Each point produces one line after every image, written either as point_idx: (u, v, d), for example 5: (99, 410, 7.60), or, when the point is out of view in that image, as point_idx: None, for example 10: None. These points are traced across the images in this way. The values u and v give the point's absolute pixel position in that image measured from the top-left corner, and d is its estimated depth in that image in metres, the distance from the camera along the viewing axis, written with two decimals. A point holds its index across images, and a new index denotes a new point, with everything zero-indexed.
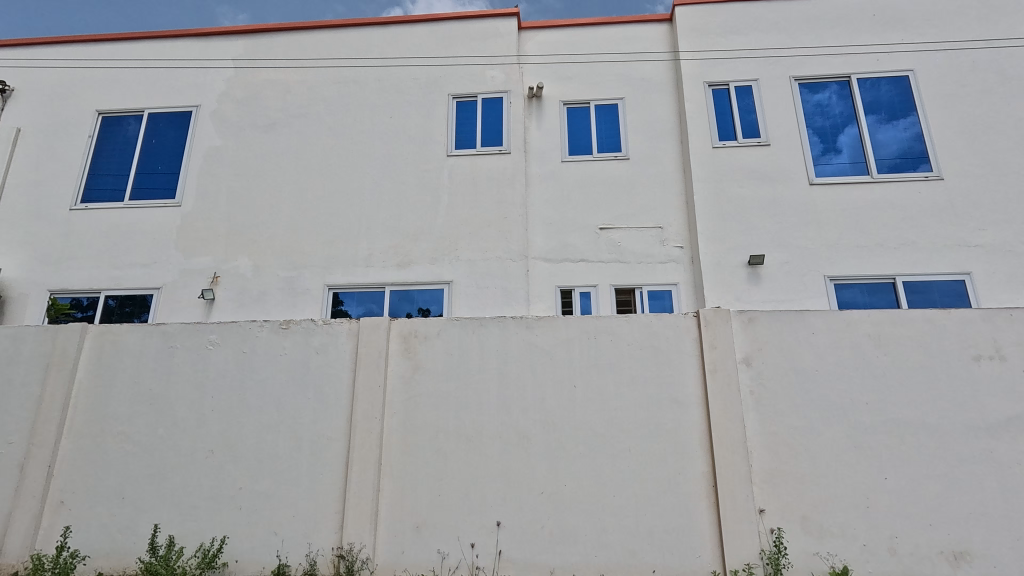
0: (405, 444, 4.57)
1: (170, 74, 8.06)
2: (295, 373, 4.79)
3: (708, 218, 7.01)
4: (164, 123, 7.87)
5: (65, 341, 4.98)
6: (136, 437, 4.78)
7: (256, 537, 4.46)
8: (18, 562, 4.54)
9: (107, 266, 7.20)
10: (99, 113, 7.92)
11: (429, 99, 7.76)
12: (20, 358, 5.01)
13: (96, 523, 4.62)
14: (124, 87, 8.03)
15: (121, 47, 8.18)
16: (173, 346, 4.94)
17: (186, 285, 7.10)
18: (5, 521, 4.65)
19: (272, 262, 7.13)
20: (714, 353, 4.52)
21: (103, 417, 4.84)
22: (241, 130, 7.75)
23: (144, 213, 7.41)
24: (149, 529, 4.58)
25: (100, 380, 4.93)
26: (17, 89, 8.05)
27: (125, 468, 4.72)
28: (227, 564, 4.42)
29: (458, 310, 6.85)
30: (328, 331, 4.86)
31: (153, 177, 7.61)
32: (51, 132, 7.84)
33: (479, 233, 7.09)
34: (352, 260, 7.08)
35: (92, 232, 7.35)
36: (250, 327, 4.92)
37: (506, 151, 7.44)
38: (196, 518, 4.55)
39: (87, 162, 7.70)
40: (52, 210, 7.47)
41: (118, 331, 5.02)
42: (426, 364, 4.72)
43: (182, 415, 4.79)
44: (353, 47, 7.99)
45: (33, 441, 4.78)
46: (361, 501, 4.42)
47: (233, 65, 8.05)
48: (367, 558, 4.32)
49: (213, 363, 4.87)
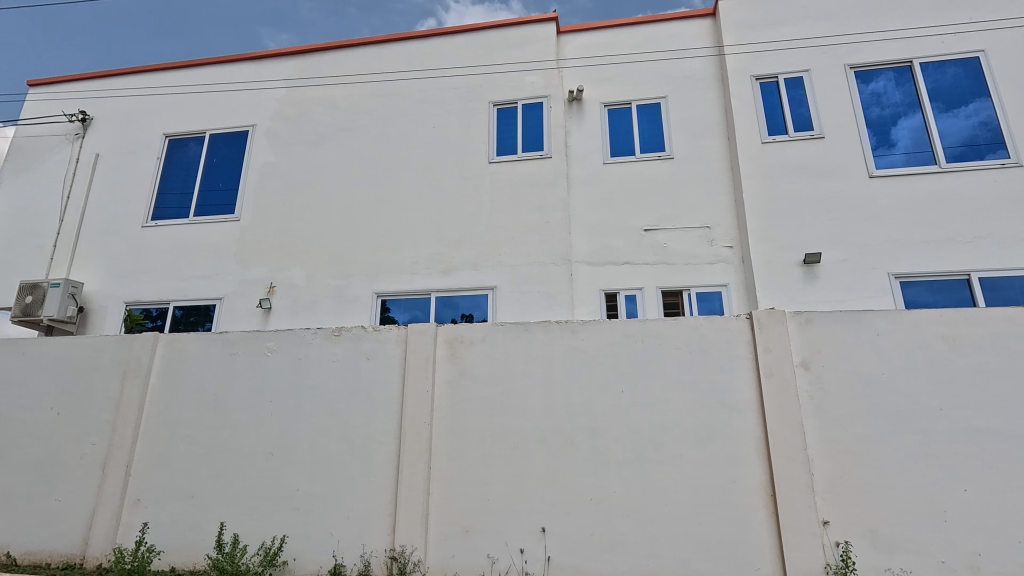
0: (452, 448, 4.63)
1: (227, 97, 8.55)
2: (346, 379, 4.95)
3: (757, 217, 6.75)
4: (223, 143, 8.35)
5: (139, 350, 5.36)
6: (202, 439, 5.06)
7: (314, 536, 4.62)
8: (101, 555, 4.90)
9: (174, 279, 7.67)
10: (166, 136, 8.50)
11: (470, 107, 7.87)
12: (100, 365, 5.42)
13: (169, 520, 4.91)
14: (188, 111, 8.58)
15: (184, 74, 8.75)
16: (234, 353, 5.22)
17: (244, 295, 7.47)
18: (89, 517, 5.03)
19: (323, 271, 7.41)
20: (768, 356, 4.34)
21: (172, 420, 5.16)
22: (293, 146, 8.11)
23: (206, 228, 7.86)
24: (215, 527, 4.83)
25: (168, 385, 5.26)
26: (96, 118, 8.74)
27: (192, 468, 5.00)
28: (287, 562, 4.59)
29: (502, 315, 6.89)
30: (377, 337, 5.00)
31: (215, 194, 8.08)
32: (125, 155, 8.47)
33: (521, 238, 7.12)
34: (398, 267, 7.26)
35: (160, 247, 7.86)
36: (304, 334, 5.12)
37: (547, 156, 7.44)
38: (258, 517, 4.76)
39: (156, 183, 8.26)
40: (126, 227, 8.04)
41: (185, 340, 5.35)
42: (471, 368, 4.78)
43: (242, 419, 5.04)
44: (394, 61, 8.22)
45: (114, 442, 5.16)
46: (411, 507, 4.50)
47: (285, 85, 8.45)
48: (418, 560, 4.39)
49: (271, 369, 5.11)
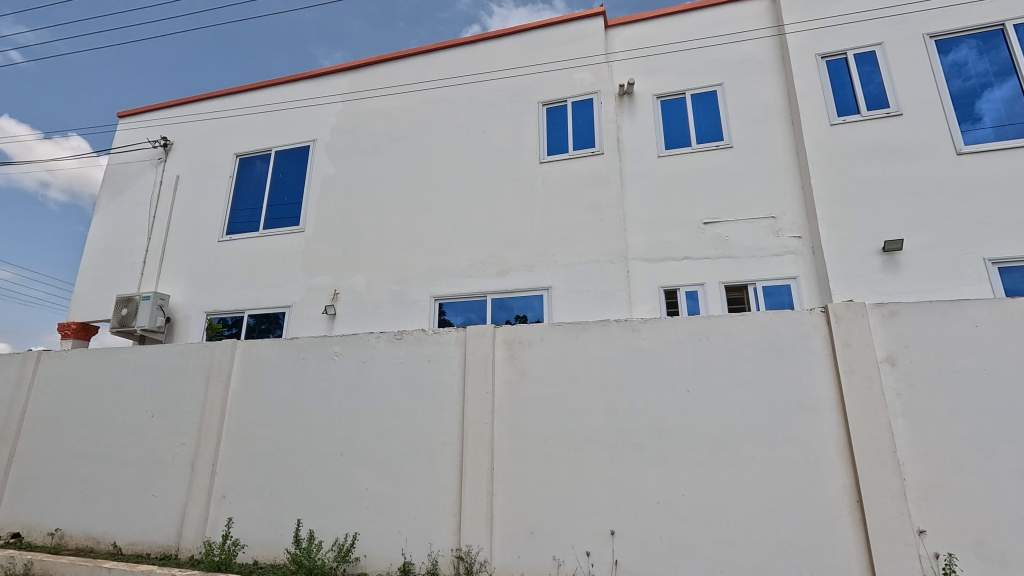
0: (514, 449, 4.63)
1: (289, 115, 9.02)
2: (408, 381, 5.08)
3: (828, 203, 6.34)
4: (287, 159, 8.81)
5: (221, 356, 5.75)
6: (278, 439, 5.34)
7: (384, 534, 4.76)
8: (193, 548, 5.27)
9: (248, 289, 8.17)
10: (237, 156, 9.08)
11: (519, 109, 7.89)
12: (187, 370, 5.85)
13: (251, 515, 5.22)
14: (255, 130, 9.12)
15: (251, 96, 9.31)
16: (304, 358, 5.48)
17: (311, 302, 7.84)
18: (182, 511, 5.43)
19: (383, 277, 7.65)
20: (848, 352, 4.05)
21: (251, 422, 5.48)
22: (351, 157, 8.43)
23: (275, 240, 8.32)
24: (293, 523, 5.08)
25: (247, 388, 5.59)
26: (175, 142, 9.46)
27: (270, 467, 5.29)
28: (359, 559, 4.75)
29: (558, 315, 6.85)
30: (437, 340, 5.10)
31: (282, 208, 8.54)
32: (202, 175, 9.11)
33: (575, 237, 7.05)
34: (454, 271, 7.38)
35: (234, 259, 8.40)
36: (369, 338, 5.31)
37: (599, 152, 7.33)
38: (331, 515, 4.97)
39: (229, 200, 8.84)
40: (204, 242, 8.65)
41: (260, 346, 5.67)
42: (530, 369, 4.77)
43: (314, 420, 5.28)
44: (444, 69, 8.37)
45: (201, 442, 5.55)
46: (476, 507, 4.55)
47: (342, 99, 8.80)
48: (484, 560, 4.43)
49: (338, 372, 5.32)
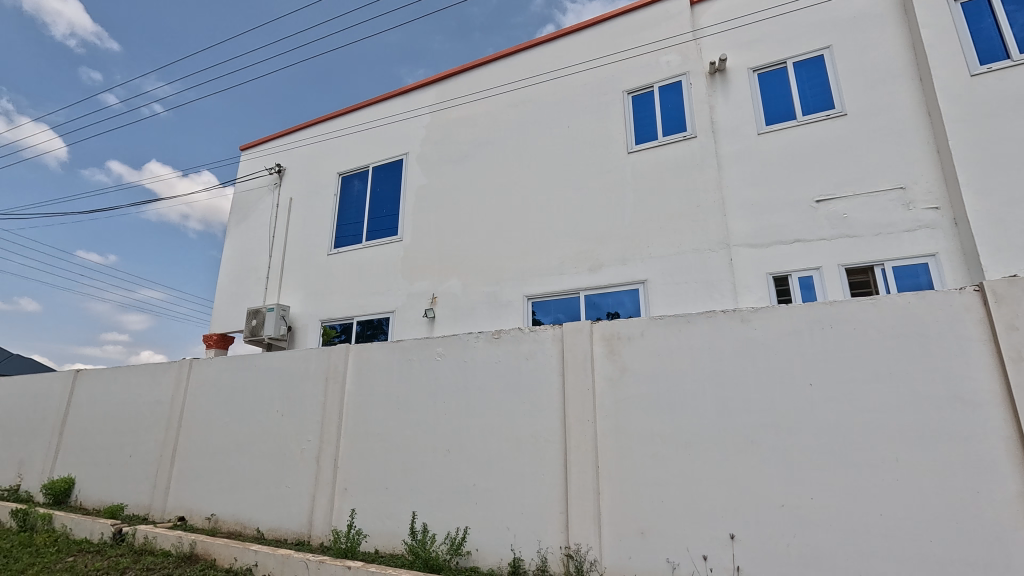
0: (620, 447, 4.51)
1: (383, 132, 9.58)
2: (509, 379, 5.16)
3: (974, 166, 5.47)
4: (383, 173, 9.37)
5: (337, 360, 6.23)
6: (390, 436, 5.66)
7: (493, 529, 4.86)
8: (323, 535, 5.74)
9: (355, 297, 8.79)
10: (340, 175, 9.82)
11: (603, 100, 7.73)
12: (309, 373, 6.41)
13: (370, 507, 5.57)
14: (354, 150, 9.81)
15: (349, 118, 10.03)
16: (410, 359, 5.77)
17: (412, 306, 8.24)
18: (311, 502, 5.93)
19: (478, 279, 7.85)
20: (1014, 336, 3.46)
21: (365, 420, 5.87)
22: (441, 166, 8.76)
23: (376, 251, 8.86)
24: (408, 516, 5.35)
25: (360, 389, 6.00)
26: (287, 168, 10.43)
27: (385, 462, 5.62)
28: (471, 552, 4.89)
29: (655, 309, 6.60)
30: (535, 338, 5.13)
31: (381, 219, 9.09)
32: (311, 195, 9.96)
33: (670, 227, 6.76)
34: (546, 269, 7.38)
35: (343, 270, 9.08)
36: (469, 338, 5.47)
37: (692, 136, 6.97)
38: (442, 509, 5.16)
39: (335, 216, 9.58)
40: (316, 256, 9.44)
41: (370, 348, 6.07)
42: (632, 365, 4.62)
43: (421, 418, 5.53)
44: (525, 69, 8.44)
45: (324, 438, 6.05)
46: (584, 505, 4.49)
47: (430, 111, 9.19)
48: (595, 559, 4.36)
49: (441, 372, 5.54)
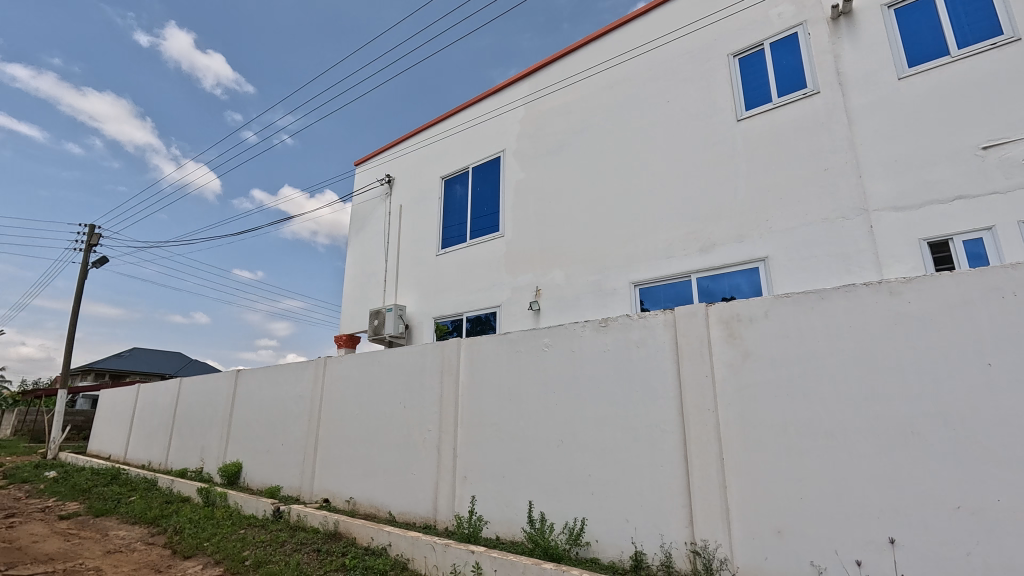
0: (747, 438, 4.13)
1: (480, 132, 9.82)
2: (619, 367, 5.00)
3: None
4: (482, 172, 9.61)
5: (450, 354, 6.53)
6: (504, 426, 5.78)
7: (612, 521, 4.74)
8: (447, 520, 6.02)
9: (464, 294, 9.12)
10: (442, 178, 10.26)
11: (705, 68, 7.18)
12: (426, 367, 6.79)
13: (489, 495, 5.73)
14: (454, 153, 10.18)
15: (448, 123, 10.44)
16: (519, 350, 5.86)
17: (517, 300, 8.34)
18: (435, 488, 6.26)
19: (581, 268, 7.73)
20: None
21: (479, 410, 6.06)
22: (538, 158, 8.76)
23: (480, 248, 9.12)
24: (525, 504, 5.41)
25: (473, 381, 6.20)
26: (395, 177, 11.14)
27: (500, 451, 5.75)
28: (590, 543, 4.81)
29: (780, 288, 5.99)
30: (644, 324, 4.93)
31: (483, 217, 9.34)
32: (418, 201, 10.53)
33: (792, 196, 6.09)
34: (652, 253, 7.05)
35: (451, 269, 9.48)
36: (575, 328, 5.43)
37: (814, 92, 6.23)
38: (559, 499, 5.15)
39: (441, 218, 10.04)
40: (426, 258, 9.97)
41: (480, 342, 6.26)
42: (756, 349, 4.22)
43: (533, 408, 5.58)
44: (618, 48, 8.13)
45: (443, 428, 6.36)
46: (709, 499, 4.20)
47: (523, 105, 9.22)
48: (725, 558, 4.04)
49: (550, 363, 5.54)
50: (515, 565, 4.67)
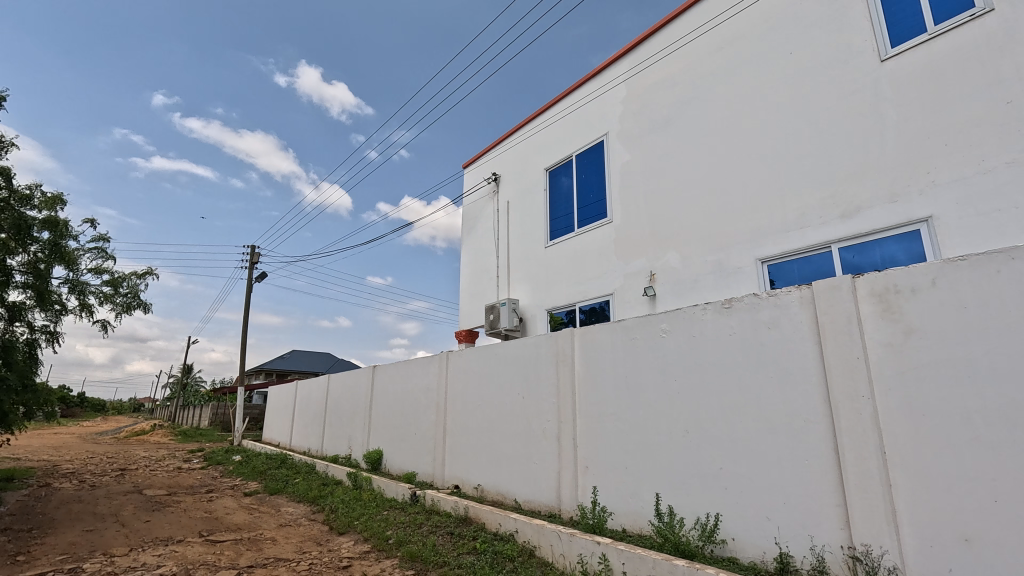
0: (915, 429, 3.52)
1: (581, 117, 9.61)
2: (749, 351, 4.58)
3: None
4: (586, 159, 9.41)
5: (564, 344, 6.50)
6: (624, 416, 5.60)
7: (749, 518, 4.35)
8: (572, 510, 6.00)
9: (575, 284, 9.01)
10: (546, 170, 10.26)
11: (835, 7, 6.25)
12: (542, 358, 6.84)
13: (613, 487, 5.59)
14: (556, 143, 10.11)
15: (548, 115, 10.40)
16: (634, 338, 5.64)
17: (630, 286, 8.02)
18: (558, 478, 6.28)
19: (698, 248, 7.19)
20: None
21: (597, 400, 5.95)
22: (643, 137, 8.33)
23: (588, 236, 8.94)
24: (652, 497, 5.19)
25: (589, 371, 6.11)
26: (500, 175, 11.37)
27: (622, 442, 5.58)
28: (726, 541, 4.47)
29: (951, 251, 5.01)
30: (776, 302, 4.44)
31: (589, 204, 9.14)
32: (523, 195, 10.64)
33: (962, 140, 5.04)
34: (781, 225, 6.33)
35: (560, 260, 9.43)
36: (694, 311, 5.08)
37: (988, 10, 5.06)
38: (688, 493, 4.86)
39: (547, 210, 10.05)
40: (535, 251, 10.03)
41: (594, 331, 6.14)
42: (920, 325, 3.57)
43: (653, 397, 5.33)
44: (727, 5, 7.42)
45: (562, 419, 6.36)
46: (868, 498, 3.66)
47: (624, 83, 8.83)
48: (894, 567, 3.49)
49: (670, 349, 5.25)
50: (644, 559, 4.51)
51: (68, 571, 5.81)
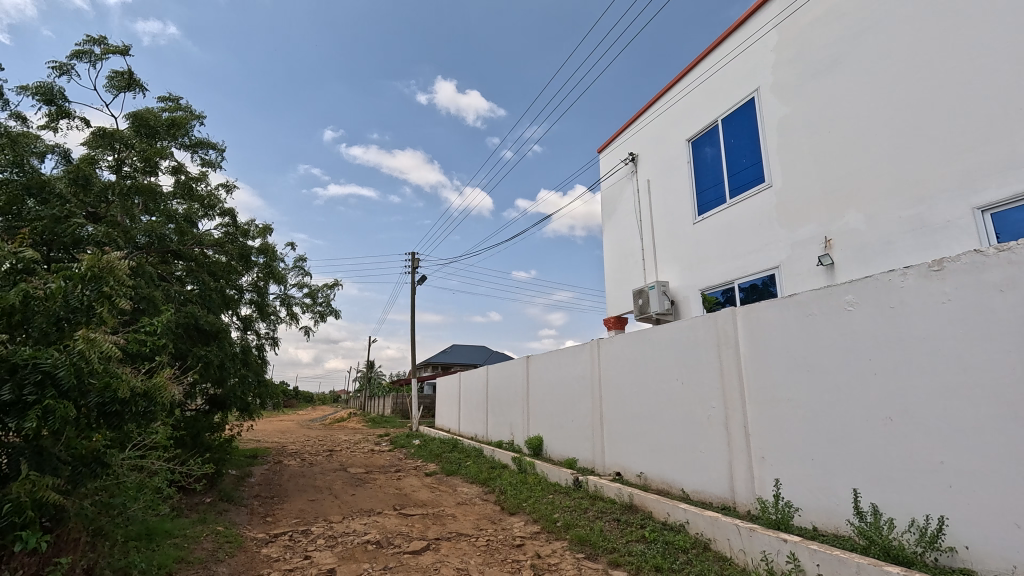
0: None
1: (724, 77, 8.73)
2: (973, 322, 3.75)
3: None
4: (735, 121, 8.55)
5: (726, 325, 6.03)
6: (806, 402, 4.98)
7: (990, 524, 3.56)
8: (749, 504, 5.55)
9: (732, 259, 8.26)
10: (689, 141, 9.57)
11: None
12: (701, 341, 6.43)
13: (797, 481, 5.01)
14: (698, 110, 9.37)
15: (686, 81, 9.66)
16: (812, 314, 4.99)
17: (800, 256, 7.08)
18: (730, 468, 5.85)
19: (887, 203, 6.05)
20: None
21: (770, 385, 5.39)
22: (804, 85, 7.26)
23: (744, 205, 8.11)
24: (849, 493, 4.54)
25: (757, 353, 5.56)
26: (638, 153, 10.89)
27: (805, 431, 4.97)
28: (956, 550, 3.73)
29: None
30: (1010, 259, 3.56)
31: (742, 171, 8.30)
32: (665, 171, 10.07)
33: None
34: (1010, 161, 5.00)
35: (712, 235, 8.73)
36: (890, 277, 4.31)
37: None
38: (897, 491, 4.14)
39: (693, 183, 9.38)
40: (683, 228, 9.43)
41: (760, 309, 5.57)
42: None
43: (842, 380, 4.65)
44: None
45: (729, 405, 5.90)
46: None
47: (774, 28, 7.76)
48: None
49: (859, 325, 4.53)
50: (845, 562, 3.98)
51: (303, 532, 7.13)
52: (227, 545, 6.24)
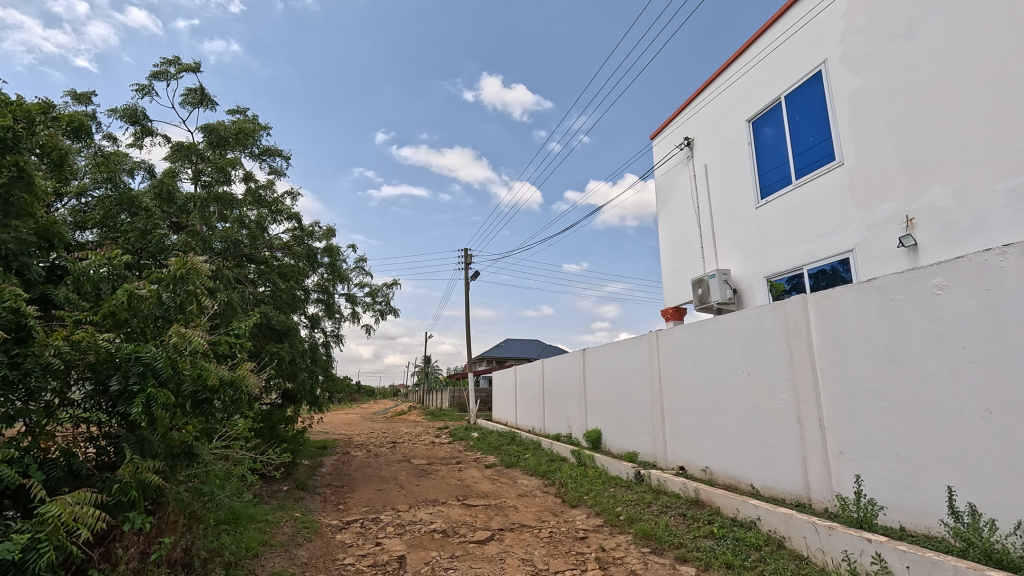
0: None
1: (787, 51, 8.24)
2: None
3: None
4: (799, 97, 8.06)
5: (796, 313, 5.74)
6: (889, 394, 4.65)
7: None
8: (826, 501, 5.27)
9: (800, 244, 7.83)
10: (749, 122, 9.13)
11: None
12: (768, 330, 6.14)
13: (880, 477, 4.69)
14: (758, 89, 8.91)
15: (744, 59, 9.21)
16: (894, 299, 4.64)
17: (877, 238, 6.60)
18: (804, 464, 5.57)
19: (980, 176, 5.52)
20: None
21: (847, 376, 5.07)
22: (878, 53, 6.71)
23: (811, 186, 7.66)
24: (942, 491, 4.19)
25: (832, 342, 5.25)
26: (693, 138, 10.49)
27: (889, 425, 4.64)
28: None
29: None
30: None
31: (810, 150, 7.83)
32: (723, 155, 9.66)
33: None
34: None
35: (777, 220, 8.31)
36: (987, 258, 3.95)
37: None
38: (1000, 490, 3.81)
39: (755, 166, 8.95)
40: (744, 213, 9.03)
41: (835, 295, 5.25)
42: None
43: (930, 370, 4.31)
44: None
45: (801, 397, 5.62)
46: None
47: None
48: None
49: (950, 310, 4.18)
50: (939, 564, 3.71)
51: (373, 519, 7.46)
52: (305, 531, 6.63)
